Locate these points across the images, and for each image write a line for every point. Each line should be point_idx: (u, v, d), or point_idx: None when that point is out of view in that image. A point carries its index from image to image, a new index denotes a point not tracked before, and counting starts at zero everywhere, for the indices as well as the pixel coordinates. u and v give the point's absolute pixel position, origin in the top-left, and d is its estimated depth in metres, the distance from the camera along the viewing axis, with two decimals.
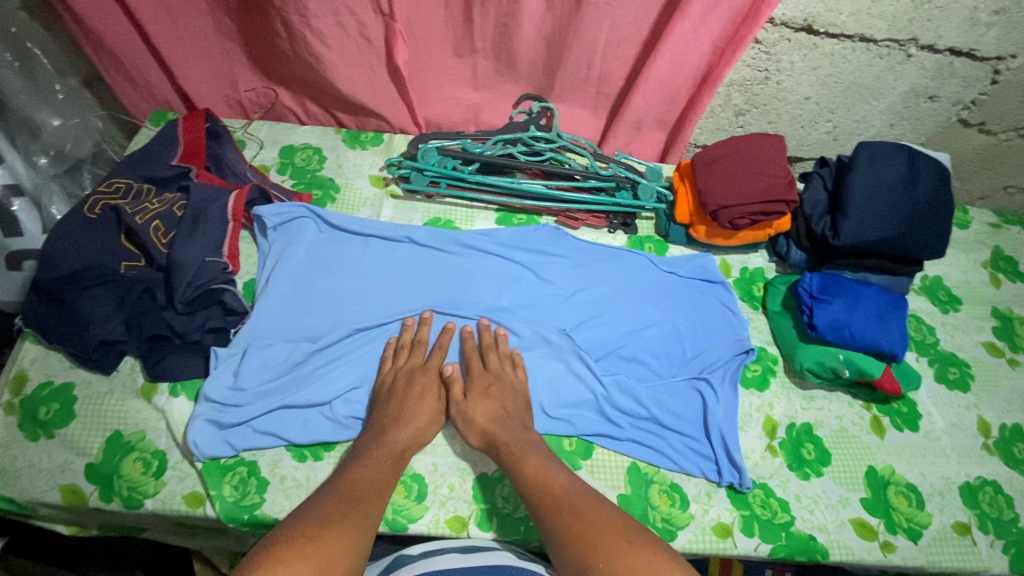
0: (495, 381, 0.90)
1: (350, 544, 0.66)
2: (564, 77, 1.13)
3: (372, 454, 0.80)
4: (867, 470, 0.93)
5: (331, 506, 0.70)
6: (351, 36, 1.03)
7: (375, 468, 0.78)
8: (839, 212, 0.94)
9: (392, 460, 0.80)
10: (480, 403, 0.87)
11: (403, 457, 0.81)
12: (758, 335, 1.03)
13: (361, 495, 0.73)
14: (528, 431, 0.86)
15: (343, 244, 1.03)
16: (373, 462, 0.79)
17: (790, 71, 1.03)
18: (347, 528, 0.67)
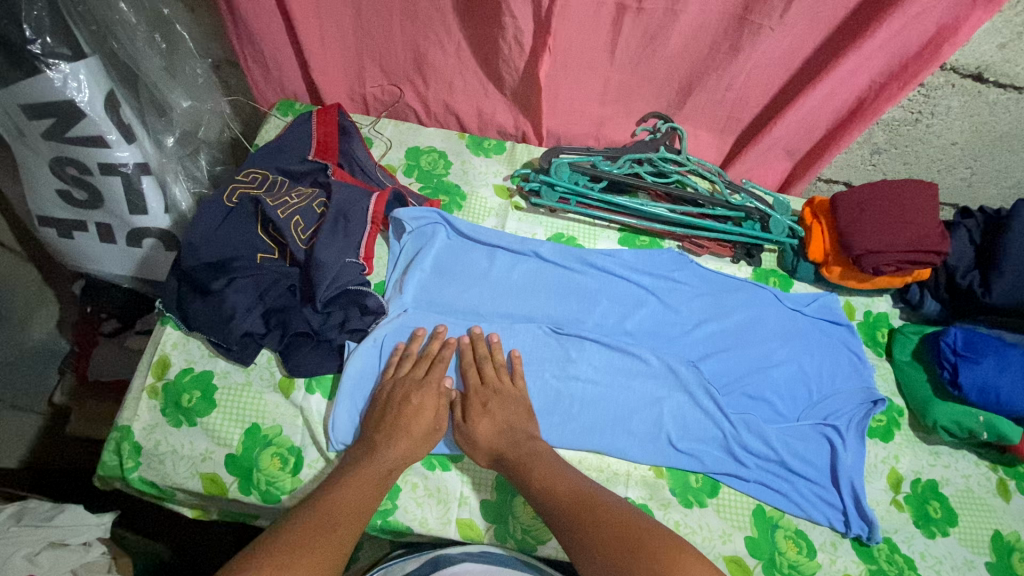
0: (492, 396, 0.86)
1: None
2: (699, 99, 1.11)
3: (358, 475, 0.74)
4: (992, 533, 0.91)
5: (303, 524, 0.64)
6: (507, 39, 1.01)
7: (361, 489, 0.72)
8: (992, 269, 0.92)
9: (376, 480, 0.75)
10: (480, 420, 0.83)
11: (387, 479, 0.76)
12: (883, 384, 1.02)
13: (339, 517, 0.67)
14: (533, 440, 0.82)
15: (471, 253, 1.03)
16: (355, 483, 0.73)
17: (943, 115, 1.00)
18: (322, 554, 0.61)
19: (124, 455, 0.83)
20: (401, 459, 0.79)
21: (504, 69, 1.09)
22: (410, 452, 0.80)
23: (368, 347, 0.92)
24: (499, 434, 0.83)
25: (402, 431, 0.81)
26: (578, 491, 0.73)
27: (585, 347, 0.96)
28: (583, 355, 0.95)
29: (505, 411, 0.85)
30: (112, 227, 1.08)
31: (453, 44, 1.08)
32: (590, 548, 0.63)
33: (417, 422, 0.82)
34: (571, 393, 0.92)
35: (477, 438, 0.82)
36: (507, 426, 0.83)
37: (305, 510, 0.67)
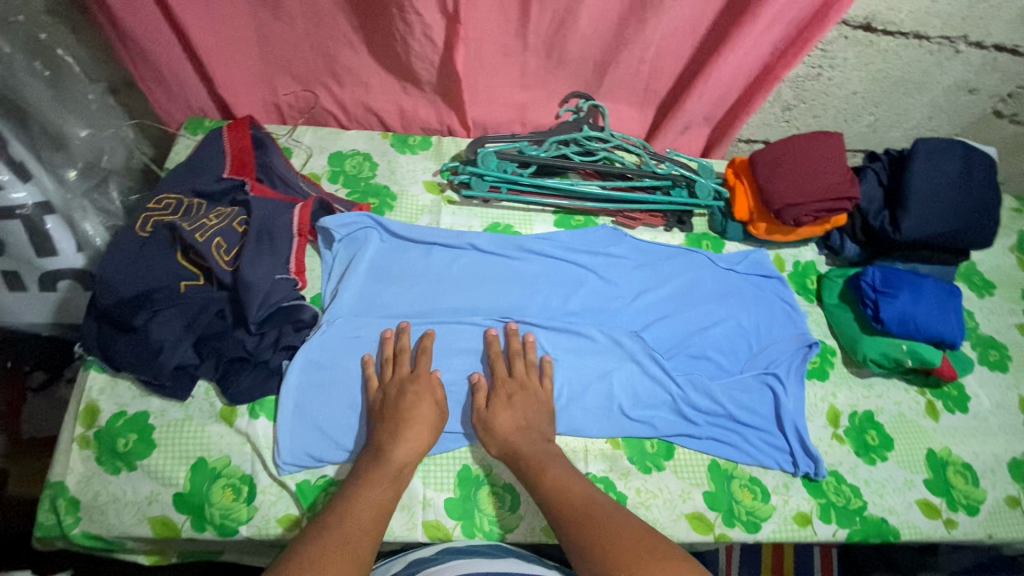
0: (518, 390, 0.87)
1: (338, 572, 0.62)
2: (616, 74, 1.13)
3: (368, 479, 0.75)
4: (926, 452, 0.98)
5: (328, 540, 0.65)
6: (418, 37, 1.00)
7: (374, 492, 0.73)
8: (899, 208, 0.97)
9: (390, 479, 0.76)
10: (502, 412, 0.85)
11: (399, 477, 0.77)
12: (816, 328, 1.07)
13: (352, 529, 0.67)
14: (549, 443, 0.84)
15: (407, 253, 1.01)
16: (370, 487, 0.74)
17: (842, 67, 1.05)
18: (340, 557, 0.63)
19: (62, 512, 0.79)
20: (413, 455, 0.79)
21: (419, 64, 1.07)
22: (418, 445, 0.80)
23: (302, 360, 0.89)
24: (517, 432, 0.83)
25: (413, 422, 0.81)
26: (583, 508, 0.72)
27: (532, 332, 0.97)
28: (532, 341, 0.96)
29: (528, 409, 0.86)
30: (20, 273, 0.99)
31: (363, 43, 1.06)
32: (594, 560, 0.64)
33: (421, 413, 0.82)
34: None
35: (494, 433, 0.83)
36: (525, 424, 0.84)
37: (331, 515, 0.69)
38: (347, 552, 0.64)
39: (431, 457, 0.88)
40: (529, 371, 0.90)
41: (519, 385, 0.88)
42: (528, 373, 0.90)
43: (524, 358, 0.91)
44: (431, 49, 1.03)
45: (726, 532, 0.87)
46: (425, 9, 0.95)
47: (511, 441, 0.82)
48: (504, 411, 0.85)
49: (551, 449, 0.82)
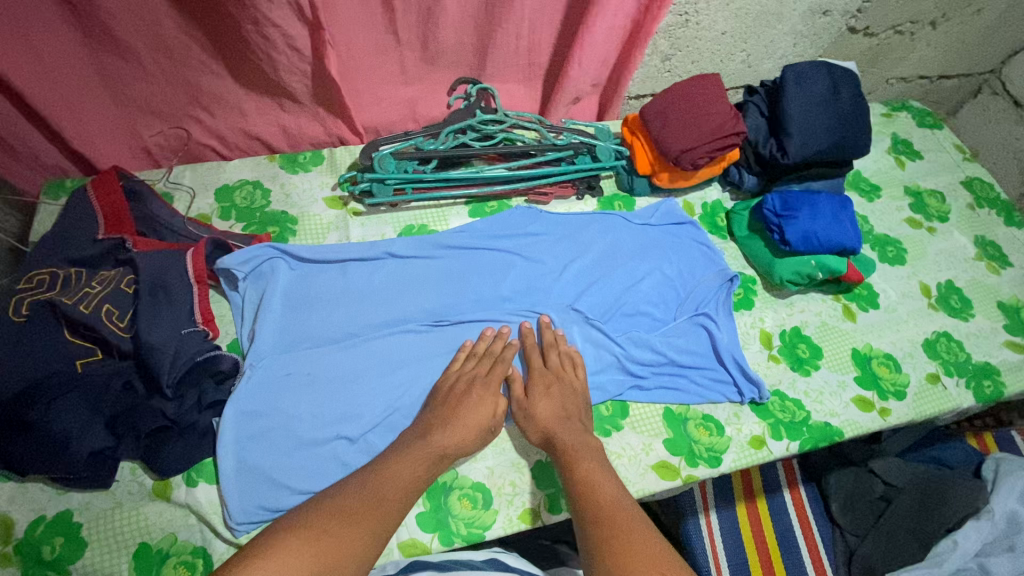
0: (555, 380, 0.89)
1: (360, 532, 0.61)
2: (498, 53, 1.12)
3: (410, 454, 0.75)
4: (851, 351, 1.06)
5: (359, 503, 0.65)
6: (283, 48, 0.95)
7: (411, 467, 0.73)
8: (783, 134, 1.03)
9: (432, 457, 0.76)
10: (541, 401, 0.86)
11: (440, 462, 0.77)
12: (734, 262, 1.12)
13: (387, 497, 0.67)
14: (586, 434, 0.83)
15: (321, 276, 0.96)
16: (409, 461, 0.74)
17: (706, 11, 1.09)
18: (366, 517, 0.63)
19: None
20: (456, 447, 0.79)
21: (292, 78, 1.01)
22: (466, 443, 0.80)
23: (232, 413, 0.83)
24: (555, 420, 0.84)
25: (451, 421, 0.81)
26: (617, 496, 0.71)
27: (470, 328, 0.96)
28: (472, 336, 0.95)
29: (565, 399, 0.87)
30: None
31: (227, 67, 0.99)
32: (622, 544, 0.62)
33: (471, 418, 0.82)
34: None
35: (533, 420, 0.85)
36: (565, 414, 0.85)
37: (369, 479, 0.69)
38: (376, 514, 0.64)
39: None
40: (563, 365, 0.91)
41: (556, 377, 0.89)
42: (563, 364, 0.91)
43: (557, 349, 0.93)
44: (301, 59, 0.98)
45: (691, 472, 0.90)
46: (283, 18, 0.89)
47: (550, 427, 0.83)
48: (543, 401, 0.86)
49: (589, 440, 0.82)
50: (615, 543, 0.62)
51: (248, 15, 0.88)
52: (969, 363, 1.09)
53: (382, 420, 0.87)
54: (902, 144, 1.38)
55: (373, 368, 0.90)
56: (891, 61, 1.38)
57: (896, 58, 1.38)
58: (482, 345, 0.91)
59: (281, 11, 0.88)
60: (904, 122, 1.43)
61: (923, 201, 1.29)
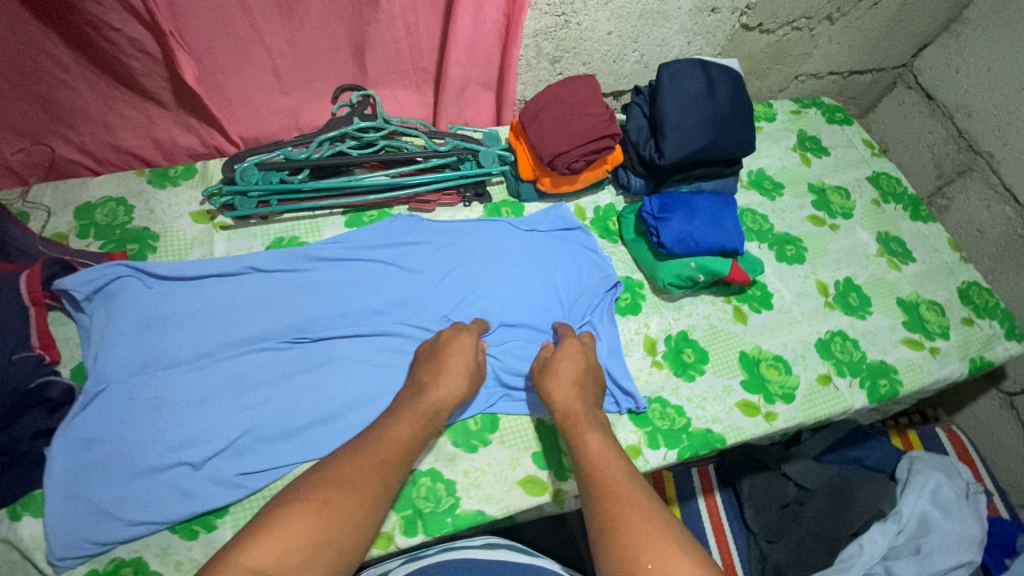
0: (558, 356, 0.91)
1: (361, 498, 0.69)
2: (376, 58, 1.08)
3: (407, 415, 0.79)
4: (739, 355, 1.03)
5: (357, 469, 0.72)
6: (133, 54, 0.92)
7: (403, 427, 0.77)
8: (659, 134, 1.00)
9: (424, 418, 0.80)
10: (554, 377, 0.88)
11: (429, 418, 0.81)
12: (622, 266, 1.10)
13: (383, 459, 0.73)
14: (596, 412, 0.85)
15: (177, 294, 0.92)
16: (404, 422, 0.78)
17: (585, 11, 1.06)
18: (363, 485, 0.70)
19: None
20: (445, 402, 0.82)
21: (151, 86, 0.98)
22: (451, 394, 0.83)
23: (65, 441, 0.80)
24: (569, 395, 0.86)
25: (439, 376, 0.84)
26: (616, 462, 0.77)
27: (334, 344, 0.93)
28: (334, 353, 0.92)
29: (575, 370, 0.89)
30: None
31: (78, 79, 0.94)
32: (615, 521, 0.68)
33: (456, 363, 0.86)
34: (333, 393, 0.89)
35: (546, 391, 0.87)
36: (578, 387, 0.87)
37: (361, 443, 0.75)
38: (375, 478, 0.72)
39: (239, 504, 0.81)
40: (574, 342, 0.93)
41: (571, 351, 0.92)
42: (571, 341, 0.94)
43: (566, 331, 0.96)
44: (155, 64, 0.95)
45: (560, 487, 0.87)
46: (121, 22, 0.87)
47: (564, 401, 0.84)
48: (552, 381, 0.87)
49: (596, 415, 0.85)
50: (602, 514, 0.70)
51: (83, 20, 0.85)
52: (863, 362, 1.07)
53: (231, 443, 0.84)
54: (809, 141, 1.36)
55: (225, 389, 0.87)
56: (797, 57, 1.35)
57: (801, 55, 1.35)
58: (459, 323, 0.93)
59: (117, 14, 0.86)
60: (813, 119, 1.41)
61: (827, 198, 1.28)
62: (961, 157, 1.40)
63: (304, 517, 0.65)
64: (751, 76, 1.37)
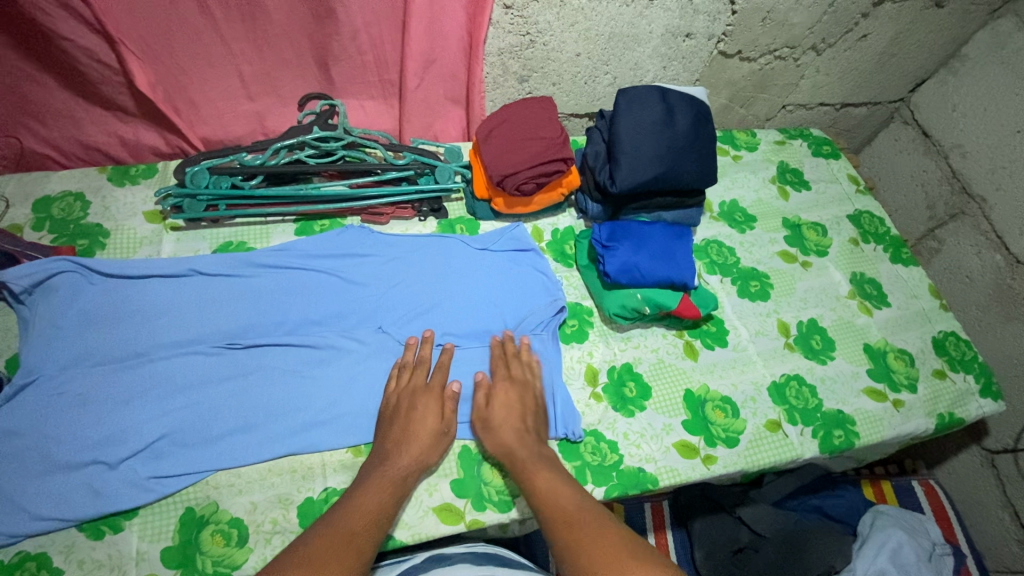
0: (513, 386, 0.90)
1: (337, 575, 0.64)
2: (341, 69, 1.06)
3: (373, 483, 0.78)
4: (684, 393, 0.99)
5: (327, 545, 0.67)
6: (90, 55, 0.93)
7: (372, 495, 0.76)
8: (613, 161, 0.98)
9: (392, 484, 0.78)
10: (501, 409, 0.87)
11: (403, 484, 0.80)
12: (573, 291, 1.07)
13: (356, 529, 0.71)
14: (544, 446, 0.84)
15: (118, 292, 0.93)
16: (372, 491, 0.77)
17: (550, 31, 1.03)
18: (337, 559, 0.66)
19: None
20: (415, 468, 0.82)
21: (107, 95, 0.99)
22: (416, 456, 0.83)
23: None
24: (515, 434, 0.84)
25: (407, 437, 0.84)
26: (581, 508, 0.72)
27: (264, 353, 0.92)
28: (264, 361, 0.92)
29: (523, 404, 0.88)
30: None
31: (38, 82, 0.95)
32: None
33: (420, 432, 0.84)
34: (258, 403, 0.89)
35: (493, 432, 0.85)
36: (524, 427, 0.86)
37: (330, 519, 0.72)
38: (350, 550, 0.68)
39: (150, 507, 0.81)
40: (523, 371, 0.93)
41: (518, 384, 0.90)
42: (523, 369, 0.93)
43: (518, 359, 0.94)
44: (108, 75, 0.95)
45: (477, 517, 0.84)
46: (72, 32, 0.88)
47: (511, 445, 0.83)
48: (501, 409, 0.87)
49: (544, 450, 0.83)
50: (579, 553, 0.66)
51: (35, 30, 0.87)
52: (818, 410, 1.01)
53: (150, 445, 0.84)
54: (790, 173, 1.32)
55: (152, 390, 0.87)
56: (782, 87, 1.30)
57: (786, 84, 1.29)
58: (412, 354, 0.93)
59: (65, 22, 0.86)
60: (797, 151, 1.36)
61: (801, 234, 1.23)
62: (954, 200, 1.32)
63: None
64: (733, 103, 1.31)
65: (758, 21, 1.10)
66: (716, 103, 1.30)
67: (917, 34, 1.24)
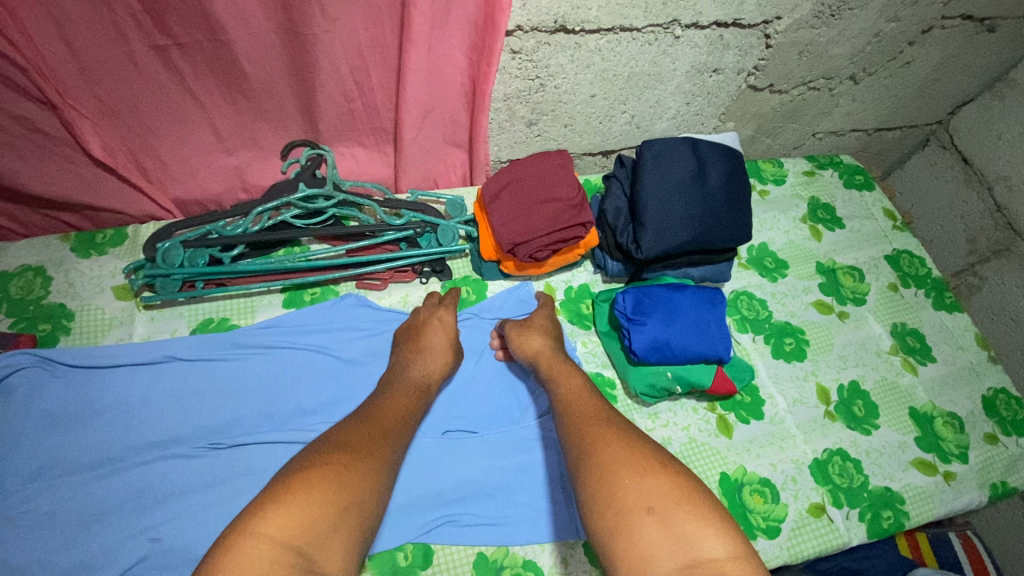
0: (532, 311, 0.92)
1: (372, 465, 0.63)
2: (327, 121, 0.93)
3: (395, 390, 0.78)
4: (720, 477, 0.90)
5: (361, 435, 0.67)
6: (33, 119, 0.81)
7: (397, 399, 0.76)
8: (638, 224, 0.88)
9: (415, 393, 0.78)
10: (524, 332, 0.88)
11: (420, 396, 0.78)
12: (593, 360, 0.97)
13: (388, 426, 0.70)
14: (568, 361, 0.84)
15: (87, 387, 0.83)
16: (397, 396, 0.77)
17: (563, 74, 0.92)
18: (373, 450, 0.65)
19: None
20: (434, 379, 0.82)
21: (56, 170, 0.87)
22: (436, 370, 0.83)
23: None
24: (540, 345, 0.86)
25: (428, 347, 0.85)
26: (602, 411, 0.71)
27: (253, 452, 0.83)
28: (252, 463, 0.83)
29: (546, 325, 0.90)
30: None
31: None
32: (611, 473, 0.60)
33: (435, 341, 0.85)
34: None
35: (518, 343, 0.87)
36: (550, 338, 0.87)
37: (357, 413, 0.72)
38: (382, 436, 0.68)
39: None
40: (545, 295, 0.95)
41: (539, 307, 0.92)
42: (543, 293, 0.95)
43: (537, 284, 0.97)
44: (53, 145, 0.84)
45: None
46: (6, 103, 0.76)
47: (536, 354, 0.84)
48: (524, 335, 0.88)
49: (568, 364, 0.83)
50: (603, 452, 0.63)
51: None
52: (864, 489, 0.93)
53: (128, 570, 0.74)
54: (821, 210, 1.21)
55: (128, 504, 0.78)
56: (814, 116, 1.18)
57: (819, 113, 1.17)
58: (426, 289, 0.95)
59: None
60: (828, 182, 1.25)
61: (837, 280, 1.13)
62: (998, 235, 1.22)
63: (316, 488, 0.57)
64: (760, 134, 1.19)
65: (794, 54, 0.99)
66: (741, 135, 1.18)
67: (966, 56, 1.12)
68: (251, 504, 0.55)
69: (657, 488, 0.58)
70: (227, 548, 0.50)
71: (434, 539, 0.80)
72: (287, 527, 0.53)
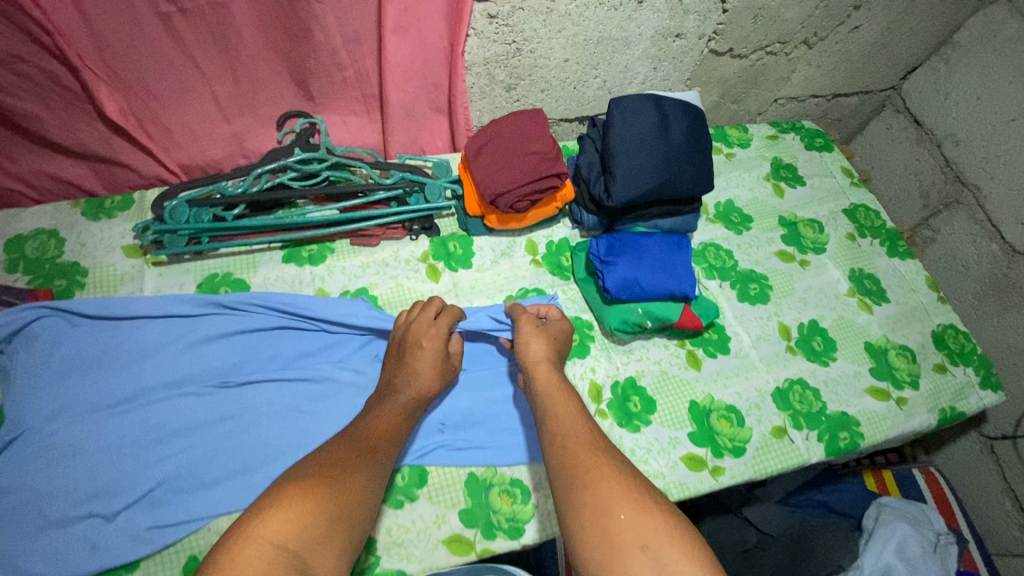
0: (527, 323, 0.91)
1: (357, 483, 0.67)
2: (320, 87, 1.01)
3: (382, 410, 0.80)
4: (689, 404, 0.98)
5: (349, 454, 0.71)
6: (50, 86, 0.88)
7: (384, 419, 0.78)
8: (608, 174, 0.96)
9: (402, 415, 0.80)
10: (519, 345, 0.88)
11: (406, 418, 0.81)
12: (572, 305, 1.05)
13: (376, 446, 0.74)
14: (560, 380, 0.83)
15: (102, 335, 0.90)
16: (384, 417, 0.79)
17: (536, 38, 1.00)
18: (359, 469, 0.69)
19: None
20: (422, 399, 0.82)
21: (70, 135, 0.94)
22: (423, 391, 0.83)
23: None
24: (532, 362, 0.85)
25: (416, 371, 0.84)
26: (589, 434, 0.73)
27: (259, 390, 0.90)
28: (258, 399, 0.90)
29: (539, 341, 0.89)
30: None
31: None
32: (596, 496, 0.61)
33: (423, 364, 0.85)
34: (256, 443, 0.87)
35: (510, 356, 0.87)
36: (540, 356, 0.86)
37: (343, 435, 0.75)
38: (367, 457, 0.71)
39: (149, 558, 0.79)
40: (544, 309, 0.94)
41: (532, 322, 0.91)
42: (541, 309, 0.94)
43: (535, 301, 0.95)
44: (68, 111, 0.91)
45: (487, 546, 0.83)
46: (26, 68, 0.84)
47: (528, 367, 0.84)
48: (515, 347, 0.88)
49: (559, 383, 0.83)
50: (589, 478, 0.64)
51: None
52: (822, 414, 1.01)
53: (146, 494, 0.81)
54: (783, 169, 1.30)
55: (144, 437, 0.85)
56: (774, 81, 1.27)
57: (778, 79, 1.27)
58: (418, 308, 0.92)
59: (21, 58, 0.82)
60: (790, 145, 1.34)
61: (798, 232, 1.22)
62: (948, 189, 1.31)
63: (304, 499, 0.61)
64: (725, 99, 1.28)
65: (750, 18, 1.08)
66: (707, 101, 1.27)
67: (909, 22, 1.21)
68: (250, 511, 0.59)
69: (645, 521, 0.58)
70: (227, 548, 0.54)
71: (428, 462, 0.88)
72: (278, 528, 0.57)
